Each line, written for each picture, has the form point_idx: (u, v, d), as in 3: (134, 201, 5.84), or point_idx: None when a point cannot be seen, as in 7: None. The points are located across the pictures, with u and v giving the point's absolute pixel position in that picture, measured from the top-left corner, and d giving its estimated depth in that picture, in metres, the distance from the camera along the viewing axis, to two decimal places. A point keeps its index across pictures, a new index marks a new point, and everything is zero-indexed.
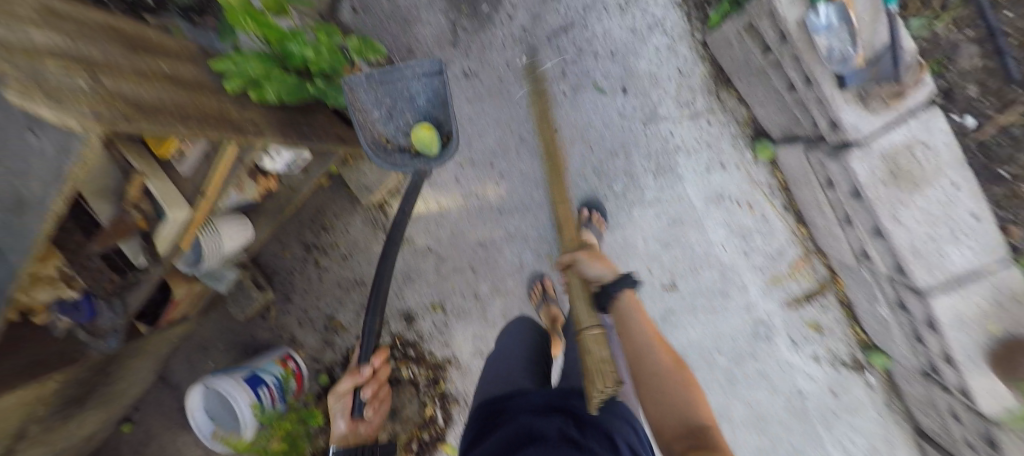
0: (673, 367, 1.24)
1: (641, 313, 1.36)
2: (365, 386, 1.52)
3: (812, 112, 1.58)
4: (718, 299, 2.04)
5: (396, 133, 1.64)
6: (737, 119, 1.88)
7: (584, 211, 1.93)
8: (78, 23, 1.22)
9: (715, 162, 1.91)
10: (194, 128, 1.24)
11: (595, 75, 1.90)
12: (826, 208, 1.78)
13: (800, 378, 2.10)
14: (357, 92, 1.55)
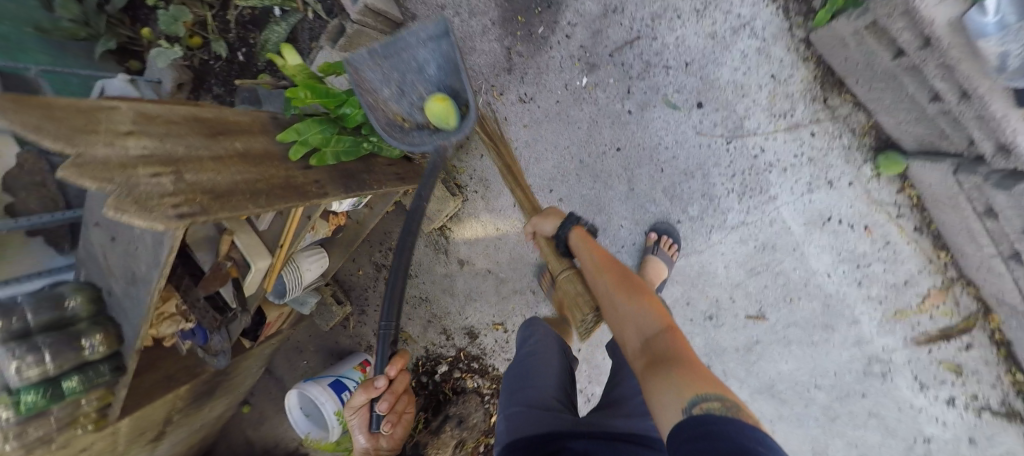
0: (627, 289, 1.32)
1: (600, 250, 1.45)
2: (383, 398, 1.39)
3: (975, 133, 1.27)
4: (819, 331, 1.74)
5: (410, 111, 1.39)
6: (852, 129, 1.58)
7: (654, 235, 1.75)
8: (164, 118, 1.28)
9: (821, 180, 1.63)
10: (269, 204, 1.28)
11: (665, 90, 1.70)
12: (981, 235, 1.43)
13: (926, 424, 1.72)
14: (359, 72, 1.30)
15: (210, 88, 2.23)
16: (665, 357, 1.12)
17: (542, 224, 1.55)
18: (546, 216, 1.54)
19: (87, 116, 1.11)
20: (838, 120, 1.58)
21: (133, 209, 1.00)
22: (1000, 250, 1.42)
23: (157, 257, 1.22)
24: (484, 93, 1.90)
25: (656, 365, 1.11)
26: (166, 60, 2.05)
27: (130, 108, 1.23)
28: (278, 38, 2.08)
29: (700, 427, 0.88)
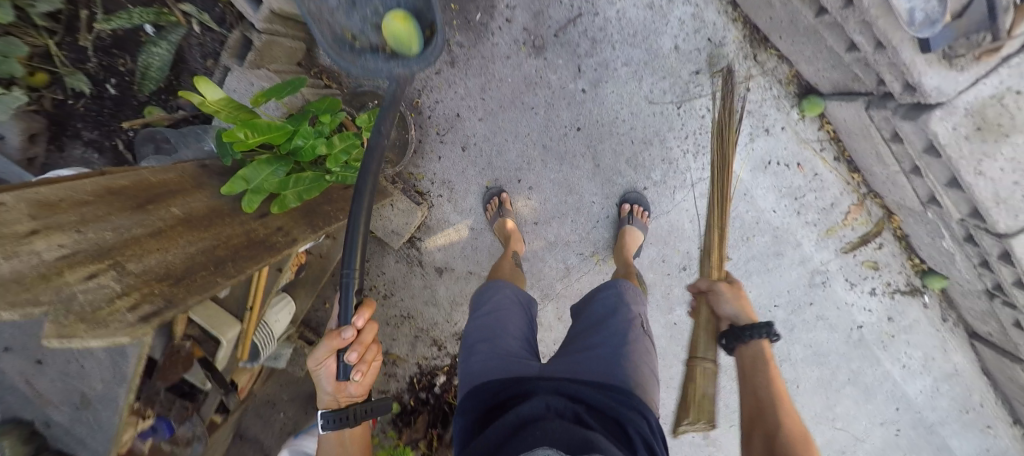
0: (794, 424, 1.07)
1: (771, 366, 1.19)
2: (351, 348, 1.05)
3: (882, 73, 1.45)
4: (772, 259, 1.98)
5: (363, 28, 1.18)
6: (779, 80, 1.77)
7: (627, 206, 1.82)
8: (72, 199, 1.00)
9: (759, 129, 1.82)
10: (243, 269, 1.12)
11: (614, 64, 1.73)
12: (889, 158, 1.67)
13: (858, 314, 2.08)
14: None
15: (77, 134, 1.79)
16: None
17: (718, 300, 1.35)
18: (728, 294, 1.34)
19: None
20: (766, 73, 1.76)
21: (86, 331, 0.78)
22: (902, 168, 1.66)
23: (123, 369, 1.00)
24: (430, 90, 1.80)
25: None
26: (6, 111, 1.57)
27: (21, 198, 0.92)
28: (163, 62, 1.74)
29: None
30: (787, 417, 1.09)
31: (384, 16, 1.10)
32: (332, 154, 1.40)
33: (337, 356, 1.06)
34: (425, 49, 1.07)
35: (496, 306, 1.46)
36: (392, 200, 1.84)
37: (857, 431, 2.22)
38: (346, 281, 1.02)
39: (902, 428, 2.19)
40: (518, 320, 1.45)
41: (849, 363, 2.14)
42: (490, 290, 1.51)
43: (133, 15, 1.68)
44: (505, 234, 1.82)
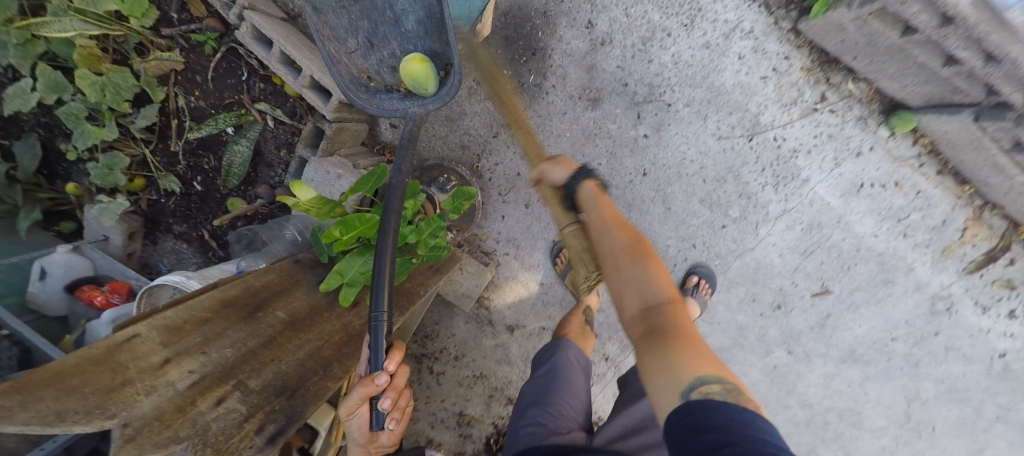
0: (629, 247, 1.09)
1: (607, 200, 1.21)
2: (385, 395, 1.04)
3: (996, 84, 1.32)
4: (881, 288, 1.78)
5: (378, 67, 1.36)
6: (859, 99, 1.60)
7: (692, 278, 1.77)
8: (194, 319, 1.14)
9: (844, 153, 1.65)
10: (345, 370, 1.24)
11: (676, 104, 1.67)
12: (1010, 168, 1.46)
13: (997, 340, 1.80)
14: (325, 15, 1.29)
15: (169, 228, 1.94)
16: (677, 330, 0.92)
17: (550, 170, 1.31)
18: (557, 166, 1.30)
19: (114, 366, 0.97)
20: (845, 94, 1.60)
21: None
22: None
23: None
24: (489, 154, 1.81)
25: (659, 327, 0.93)
26: (111, 217, 1.78)
27: (156, 325, 1.08)
28: (244, 158, 1.84)
29: (693, 420, 0.77)
30: (620, 241, 1.11)
31: (404, 57, 1.24)
32: (422, 239, 1.48)
33: (372, 405, 1.04)
34: (442, 88, 1.25)
35: (559, 368, 1.38)
36: (464, 264, 1.85)
37: None
38: (376, 325, 1.01)
39: None
40: (581, 382, 1.40)
41: (995, 397, 1.85)
42: (550, 346, 1.47)
43: (217, 120, 1.80)
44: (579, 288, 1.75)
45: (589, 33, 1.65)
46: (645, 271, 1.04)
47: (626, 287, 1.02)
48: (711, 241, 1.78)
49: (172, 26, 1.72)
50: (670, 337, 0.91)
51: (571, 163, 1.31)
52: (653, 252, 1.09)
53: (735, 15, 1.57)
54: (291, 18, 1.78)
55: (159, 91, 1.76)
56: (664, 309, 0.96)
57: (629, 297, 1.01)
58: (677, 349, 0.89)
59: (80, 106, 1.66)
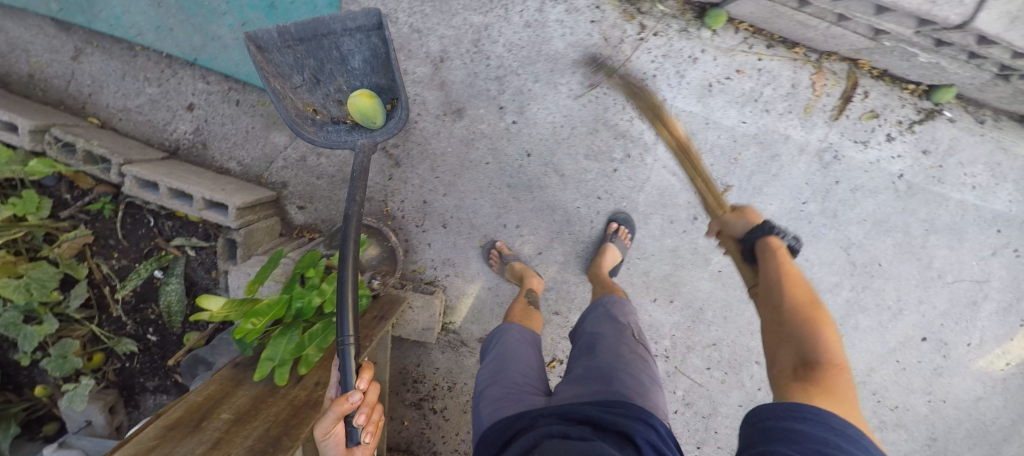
0: (803, 305, 1.17)
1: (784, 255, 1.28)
2: (359, 410, 1.05)
3: None
4: (771, 164, 1.92)
5: (324, 101, 1.26)
6: (675, 15, 1.78)
7: (611, 226, 1.90)
8: (137, 449, 1.11)
9: (682, 62, 1.81)
10: (295, 438, 1.21)
11: (526, 86, 1.83)
12: (811, 21, 1.62)
13: (890, 164, 1.97)
14: (267, 54, 1.19)
15: (143, 386, 1.99)
16: (822, 382, 1.02)
17: (729, 219, 1.45)
18: (736, 216, 1.43)
19: None
20: (661, 11, 1.77)
21: None
22: (828, 20, 1.60)
23: None
24: (392, 195, 1.94)
25: (811, 377, 1.04)
26: (81, 400, 1.82)
27: None
28: (179, 293, 1.92)
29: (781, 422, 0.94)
30: (795, 297, 1.19)
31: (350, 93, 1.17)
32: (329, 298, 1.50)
33: (345, 422, 1.04)
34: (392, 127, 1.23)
35: (505, 346, 1.52)
36: (410, 301, 1.93)
37: (974, 273, 2.18)
38: (345, 348, 1.01)
39: (1008, 245, 2.15)
40: (528, 353, 1.53)
41: (914, 213, 2.05)
42: (494, 331, 1.63)
43: (140, 270, 1.90)
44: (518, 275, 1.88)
45: (430, 54, 1.83)
46: (816, 331, 1.12)
47: (790, 336, 1.14)
48: (610, 187, 1.91)
49: (69, 207, 1.86)
50: (819, 383, 1.02)
51: (752, 212, 1.42)
52: (829, 318, 1.15)
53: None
54: (172, 153, 1.89)
55: (81, 267, 1.85)
56: (822, 367, 1.05)
57: (786, 353, 1.12)
58: (816, 394, 0.99)
59: (15, 313, 1.74)
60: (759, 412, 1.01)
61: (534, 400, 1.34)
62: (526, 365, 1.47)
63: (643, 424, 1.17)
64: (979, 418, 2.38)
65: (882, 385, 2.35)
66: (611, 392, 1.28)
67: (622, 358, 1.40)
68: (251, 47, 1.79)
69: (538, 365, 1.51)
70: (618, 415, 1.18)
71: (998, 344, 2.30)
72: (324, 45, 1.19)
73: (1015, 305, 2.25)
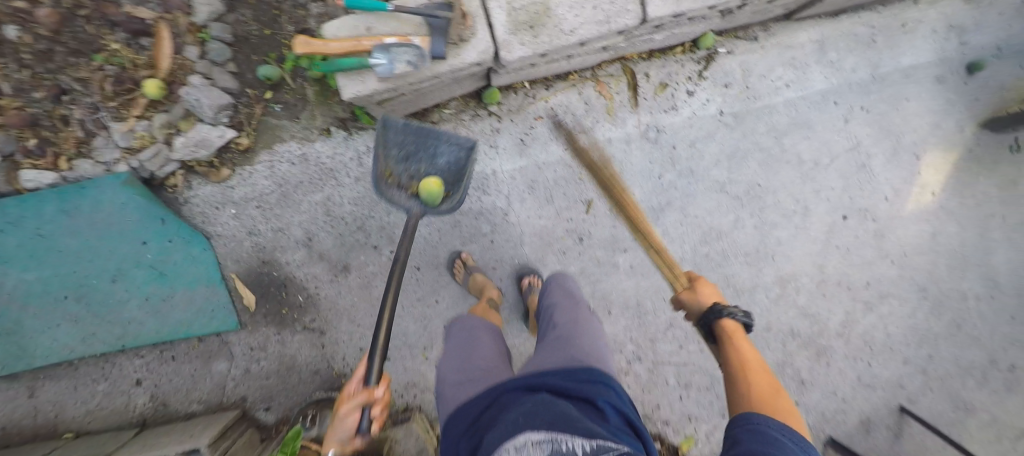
0: (760, 379, 1.34)
1: (743, 339, 1.46)
2: (374, 409, 1.54)
3: (467, 69, 1.69)
4: (610, 165, 2.19)
5: (400, 172, 1.86)
6: (463, 106, 2.12)
7: (525, 278, 2.11)
8: None
9: (489, 136, 2.14)
10: None
11: (387, 221, 2.17)
12: (552, 65, 1.90)
13: (705, 110, 2.22)
14: (386, 130, 1.77)
15: None
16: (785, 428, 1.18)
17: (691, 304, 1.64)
18: (691, 300, 1.61)
19: None
20: (449, 112, 2.12)
21: None
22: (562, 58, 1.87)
23: None
24: (334, 359, 2.20)
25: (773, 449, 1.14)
26: None
27: None
28: None
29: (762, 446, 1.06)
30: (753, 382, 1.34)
31: (427, 178, 1.79)
32: None
33: (363, 412, 1.51)
34: (443, 207, 1.83)
35: (475, 329, 1.77)
36: (392, 437, 2.13)
37: (842, 144, 2.27)
38: (376, 346, 1.60)
39: (852, 107, 2.27)
40: (488, 335, 1.79)
41: (755, 132, 2.25)
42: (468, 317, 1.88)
43: None
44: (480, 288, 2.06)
45: (299, 239, 2.14)
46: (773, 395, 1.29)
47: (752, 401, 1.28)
48: (496, 255, 2.17)
49: None
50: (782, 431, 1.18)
51: (713, 291, 1.62)
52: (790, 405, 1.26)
53: (350, 151, 2.12)
54: (142, 423, 2.13)
55: None
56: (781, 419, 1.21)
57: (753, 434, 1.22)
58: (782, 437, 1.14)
59: None
60: (738, 436, 1.13)
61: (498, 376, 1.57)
62: (487, 344, 1.72)
63: (601, 387, 1.43)
64: (950, 249, 2.32)
65: (841, 275, 2.30)
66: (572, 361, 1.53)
67: (569, 328, 1.70)
68: (162, 314, 2.12)
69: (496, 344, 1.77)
70: (581, 381, 1.42)
71: (912, 185, 2.28)
72: (427, 143, 1.82)
73: (898, 146, 2.28)
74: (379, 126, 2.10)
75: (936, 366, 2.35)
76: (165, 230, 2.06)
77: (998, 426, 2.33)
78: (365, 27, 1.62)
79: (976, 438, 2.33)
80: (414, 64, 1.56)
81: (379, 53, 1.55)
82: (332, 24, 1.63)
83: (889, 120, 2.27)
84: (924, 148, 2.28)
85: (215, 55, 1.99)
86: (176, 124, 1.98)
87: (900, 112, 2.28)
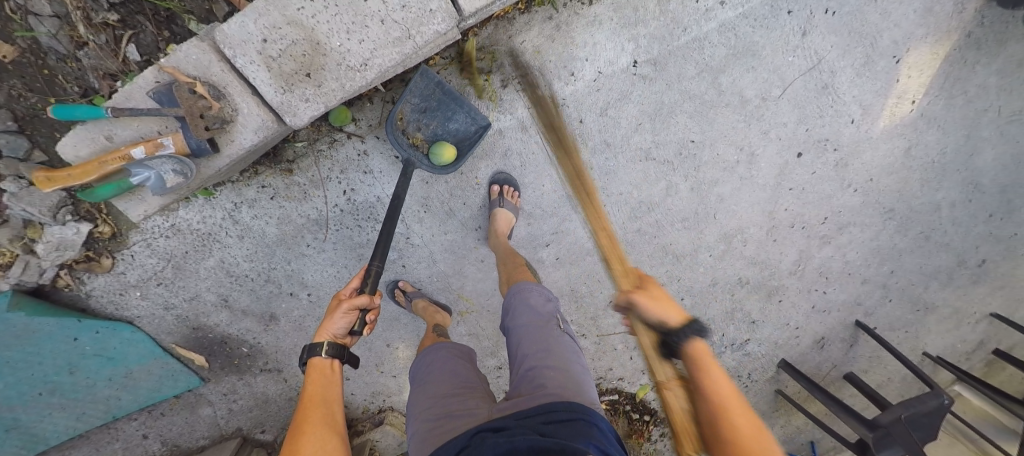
0: (734, 408, 1.12)
1: (716, 364, 1.20)
2: (367, 313, 1.45)
3: (263, 136, 1.63)
4: (515, 156, 1.92)
5: (412, 119, 1.74)
6: (316, 134, 1.89)
7: (495, 188, 1.91)
8: None
9: (360, 161, 1.94)
10: None
11: (291, 269, 2.07)
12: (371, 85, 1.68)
13: (620, 60, 1.84)
14: (419, 77, 1.67)
15: None
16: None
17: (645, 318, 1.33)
18: (656, 309, 1.30)
19: None
20: (302, 145, 1.90)
21: None
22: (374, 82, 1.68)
23: None
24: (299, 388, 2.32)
25: None
26: None
27: None
28: None
29: None
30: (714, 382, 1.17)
31: (441, 141, 1.72)
32: None
33: (359, 315, 1.43)
34: (442, 168, 1.75)
35: (440, 360, 1.44)
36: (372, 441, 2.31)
37: (798, 66, 1.89)
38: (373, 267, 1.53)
39: (814, 11, 1.84)
40: (458, 364, 1.43)
41: (684, 77, 1.87)
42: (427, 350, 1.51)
43: None
44: (424, 311, 1.92)
45: (215, 302, 2.11)
46: (732, 419, 1.11)
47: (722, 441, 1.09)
48: (415, 276, 2.05)
49: None
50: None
51: (669, 299, 1.31)
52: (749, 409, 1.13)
53: (219, 211, 1.94)
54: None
55: None
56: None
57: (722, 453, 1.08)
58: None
59: None
60: None
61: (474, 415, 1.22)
62: (456, 375, 1.38)
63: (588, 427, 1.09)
64: (926, 163, 2.01)
65: (794, 216, 2.06)
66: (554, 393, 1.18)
67: (548, 338, 1.34)
68: (131, 385, 2.17)
69: (468, 373, 1.41)
70: (562, 423, 1.09)
71: (885, 97, 1.94)
72: (451, 106, 1.73)
73: (872, 53, 1.90)
74: (233, 179, 1.90)
75: (899, 279, 2.17)
76: (88, 325, 1.99)
77: (960, 315, 2.20)
78: (103, 137, 1.57)
79: (932, 333, 2.23)
80: (182, 173, 1.57)
81: (137, 169, 1.53)
82: (64, 143, 1.56)
83: (847, 17, 1.86)
84: (909, 46, 1.89)
85: (11, 151, 1.72)
86: (23, 235, 1.82)
87: (879, 4, 1.85)
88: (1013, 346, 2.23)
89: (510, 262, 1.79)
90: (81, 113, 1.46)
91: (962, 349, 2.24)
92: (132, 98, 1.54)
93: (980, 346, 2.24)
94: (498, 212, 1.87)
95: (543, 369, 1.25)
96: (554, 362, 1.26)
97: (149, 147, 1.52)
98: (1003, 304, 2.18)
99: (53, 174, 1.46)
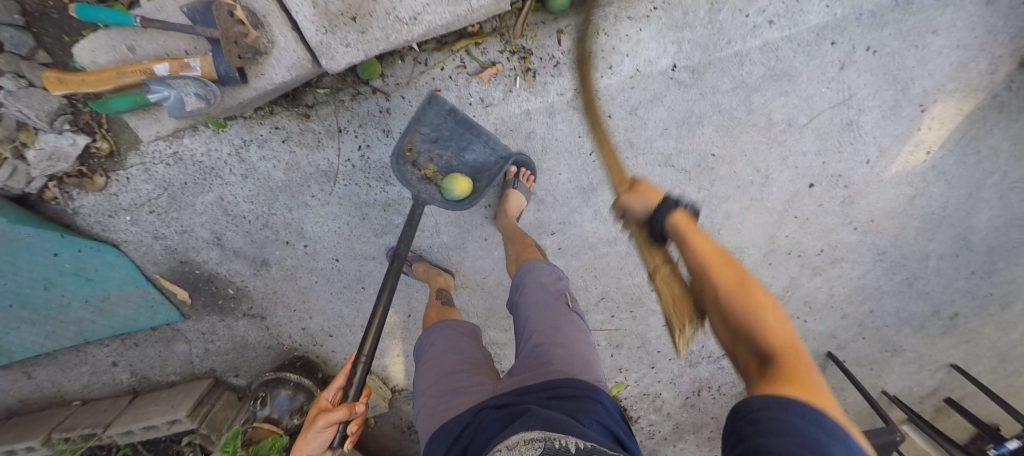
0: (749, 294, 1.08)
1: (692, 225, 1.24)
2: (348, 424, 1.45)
3: (299, 73, 1.58)
4: (535, 139, 1.91)
5: (421, 149, 1.74)
6: (339, 85, 1.84)
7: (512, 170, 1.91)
8: None
9: (381, 121, 1.90)
10: None
11: (292, 220, 2.04)
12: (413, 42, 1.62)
13: (659, 60, 1.82)
14: (427, 108, 1.68)
15: None
16: (786, 369, 0.95)
17: (627, 210, 1.36)
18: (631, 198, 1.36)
19: None
20: (324, 92, 1.84)
21: None
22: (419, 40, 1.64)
23: None
24: (279, 340, 2.29)
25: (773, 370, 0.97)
26: None
27: None
28: None
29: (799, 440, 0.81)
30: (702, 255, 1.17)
31: (456, 176, 1.70)
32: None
33: (337, 430, 1.43)
34: (458, 203, 1.73)
35: (445, 333, 1.46)
36: None
37: (828, 98, 1.91)
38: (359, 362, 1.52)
39: (856, 46, 1.85)
40: (464, 340, 1.44)
41: (717, 89, 1.88)
42: (436, 324, 1.52)
43: None
44: (427, 274, 1.94)
45: (207, 239, 2.06)
46: (756, 313, 1.04)
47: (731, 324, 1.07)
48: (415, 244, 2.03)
49: None
50: (779, 374, 0.95)
51: (648, 190, 1.36)
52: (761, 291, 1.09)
53: (226, 146, 1.88)
54: (134, 390, 2.32)
55: None
56: (776, 354, 0.98)
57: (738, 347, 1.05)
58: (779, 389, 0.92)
59: None
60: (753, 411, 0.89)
61: (480, 388, 1.26)
62: (461, 350, 1.40)
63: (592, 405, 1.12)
64: (927, 212, 2.07)
65: (793, 245, 2.11)
66: (558, 371, 1.20)
67: (556, 315, 1.35)
68: (107, 311, 2.10)
69: (473, 348, 1.42)
70: (563, 400, 1.12)
71: (903, 143, 1.98)
72: (466, 136, 1.74)
73: (901, 96, 1.92)
74: (246, 114, 1.84)
75: (878, 319, 2.24)
76: (72, 241, 1.90)
77: (924, 362, 2.30)
78: (126, 47, 1.52)
79: (894, 373, 2.33)
80: (204, 98, 1.51)
81: (157, 86, 1.48)
82: (82, 47, 1.51)
83: (887, 60, 1.88)
84: (936, 97, 1.92)
85: (13, 46, 1.62)
86: (15, 138, 1.71)
87: (917, 51, 1.86)
88: (962, 396, 2.36)
89: (522, 242, 1.78)
90: (106, 17, 1.40)
91: (918, 392, 2.36)
92: (163, 11, 1.48)
93: (935, 393, 2.36)
94: (513, 194, 1.88)
95: (551, 346, 1.26)
96: (563, 341, 1.27)
97: (172, 66, 1.46)
98: (966, 358, 2.29)
99: (67, 78, 1.42)
